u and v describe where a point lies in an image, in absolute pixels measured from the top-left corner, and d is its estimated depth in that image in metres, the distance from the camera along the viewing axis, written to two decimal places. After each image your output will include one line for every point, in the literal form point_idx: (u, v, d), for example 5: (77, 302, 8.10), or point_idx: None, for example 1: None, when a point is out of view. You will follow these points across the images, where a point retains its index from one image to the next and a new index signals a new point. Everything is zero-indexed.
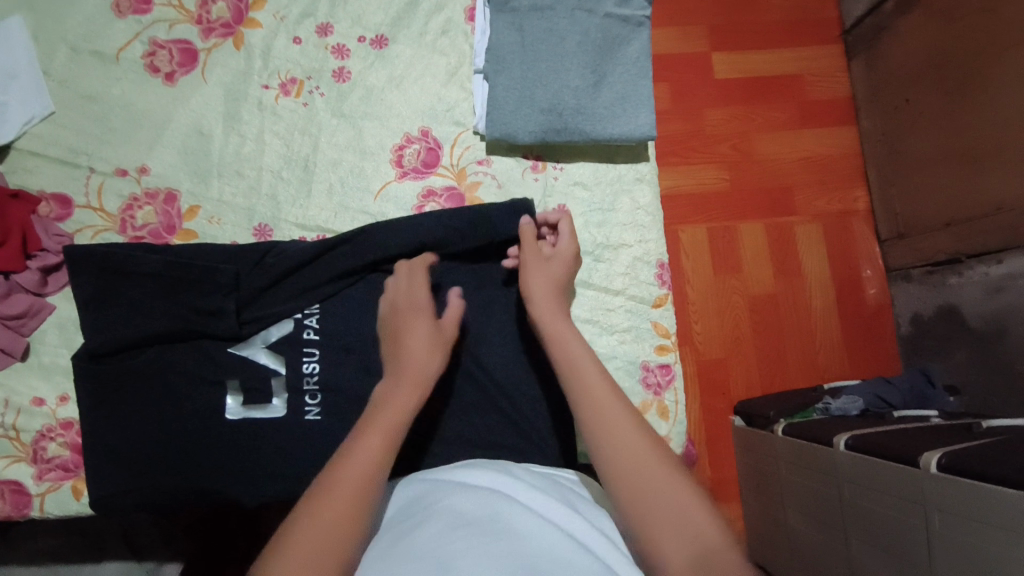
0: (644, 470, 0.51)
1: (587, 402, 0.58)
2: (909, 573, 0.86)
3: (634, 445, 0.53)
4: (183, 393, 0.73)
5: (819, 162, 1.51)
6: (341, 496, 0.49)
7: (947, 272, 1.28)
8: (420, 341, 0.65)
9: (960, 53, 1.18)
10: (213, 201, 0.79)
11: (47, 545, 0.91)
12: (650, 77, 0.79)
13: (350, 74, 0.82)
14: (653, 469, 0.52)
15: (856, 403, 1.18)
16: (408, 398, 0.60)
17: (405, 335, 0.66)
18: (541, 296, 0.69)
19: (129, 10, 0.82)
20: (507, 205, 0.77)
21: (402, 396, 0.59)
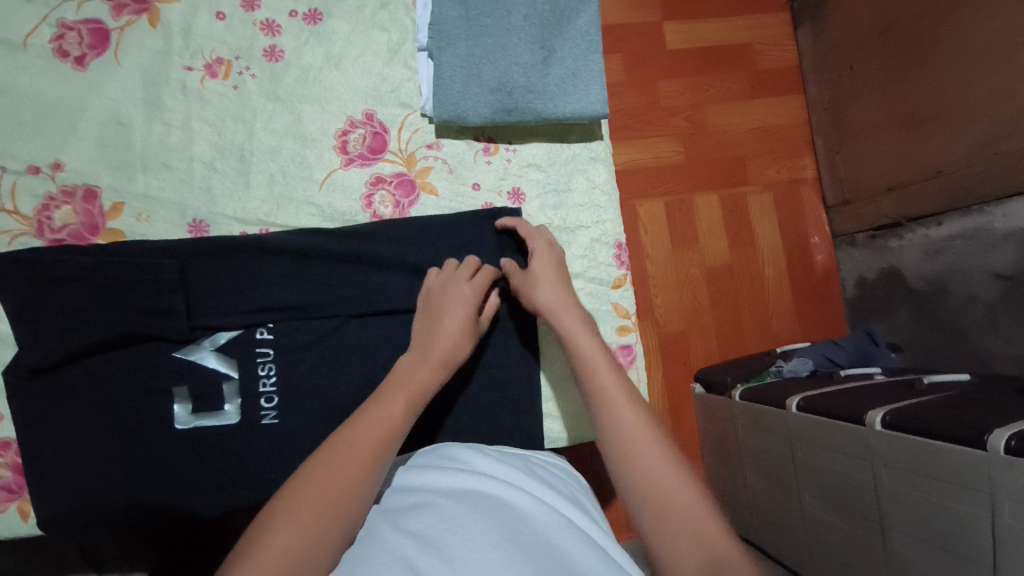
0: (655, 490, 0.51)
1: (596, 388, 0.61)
2: (861, 519, 0.92)
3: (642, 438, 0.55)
4: (123, 404, 0.69)
5: (769, 132, 1.53)
6: (346, 465, 0.53)
7: (888, 236, 1.34)
8: (451, 329, 0.68)
9: (895, 25, 1.22)
10: (139, 196, 0.73)
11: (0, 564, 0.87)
12: (600, 52, 0.77)
13: (283, 53, 0.77)
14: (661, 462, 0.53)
15: (805, 365, 1.26)
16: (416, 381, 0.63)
17: (432, 325, 0.68)
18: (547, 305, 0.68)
19: None
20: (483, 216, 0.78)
21: (393, 399, 0.60)
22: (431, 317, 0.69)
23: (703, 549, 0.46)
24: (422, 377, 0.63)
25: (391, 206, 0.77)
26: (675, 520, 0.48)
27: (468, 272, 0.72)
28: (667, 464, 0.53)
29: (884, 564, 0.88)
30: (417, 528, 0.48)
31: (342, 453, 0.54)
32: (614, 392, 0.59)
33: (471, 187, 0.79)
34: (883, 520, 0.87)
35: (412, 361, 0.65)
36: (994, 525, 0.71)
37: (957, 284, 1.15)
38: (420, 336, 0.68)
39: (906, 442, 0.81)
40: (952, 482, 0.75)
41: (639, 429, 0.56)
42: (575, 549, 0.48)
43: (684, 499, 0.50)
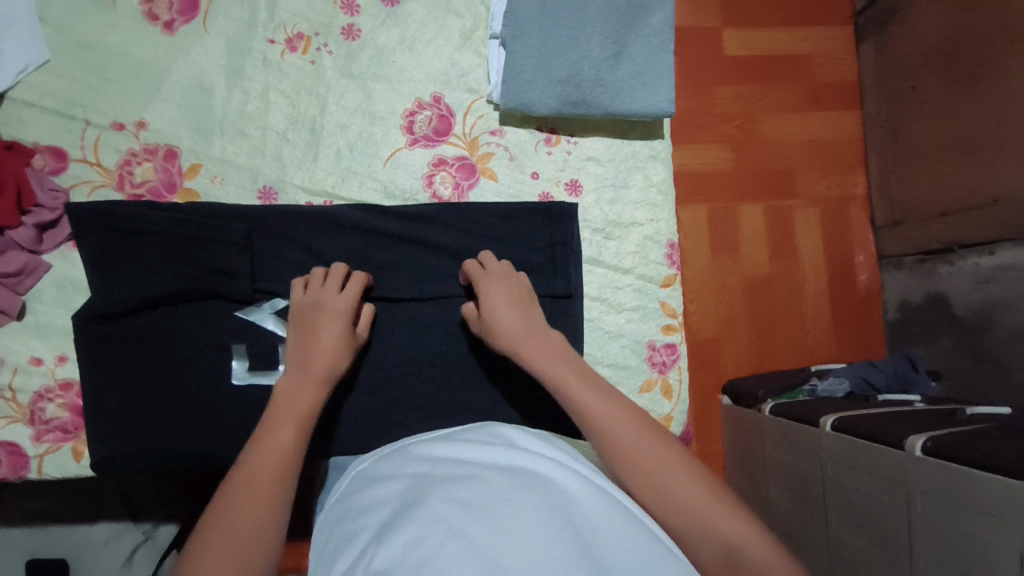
0: (659, 486, 0.53)
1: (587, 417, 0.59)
2: (887, 542, 0.91)
3: (654, 458, 0.54)
4: (184, 356, 0.72)
5: (823, 146, 1.51)
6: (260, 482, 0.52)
7: (938, 261, 1.31)
8: (329, 341, 0.65)
9: (964, 44, 1.18)
10: (215, 160, 0.76)
11: (41, 504, 0.90)
12: (671, 51, 0.77)
13: (359, 32, 0.79)
14: (679, 480, 0.53)
15: (842, 386, 1.24)
16: (303, 397, 0.60)
17: (314, 343, 0.65)
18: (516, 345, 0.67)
19: None
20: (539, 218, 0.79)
21: (280, 424, 0.57)
22: (308, 340, 0.65)
23: (714, 539, 0.49)
24: (303, 398, 0.60)
25: (451, 188, 0.79)
26: (681, 513, 0.51)
27: (335, 288, 0.69)
28: (685, 480, 0.53)
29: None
30: (457, 497, 0.51)
31: (234, 520, 0.49)
32: (602, 416, 0.58)
33: (530, 175, 0.80)
34: (910, 548, 0.86)
35: (293, 383, 0.61)
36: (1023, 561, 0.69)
37: (1005, 315, 1.12)
38: (294, 355, 0.64)
39: (943, 468, 0.79)
40: (990, 514, 0.74)
41: (631, 433, 0.56)
42: (613, 526, 0.49)
43: (689, 491, 0.52)
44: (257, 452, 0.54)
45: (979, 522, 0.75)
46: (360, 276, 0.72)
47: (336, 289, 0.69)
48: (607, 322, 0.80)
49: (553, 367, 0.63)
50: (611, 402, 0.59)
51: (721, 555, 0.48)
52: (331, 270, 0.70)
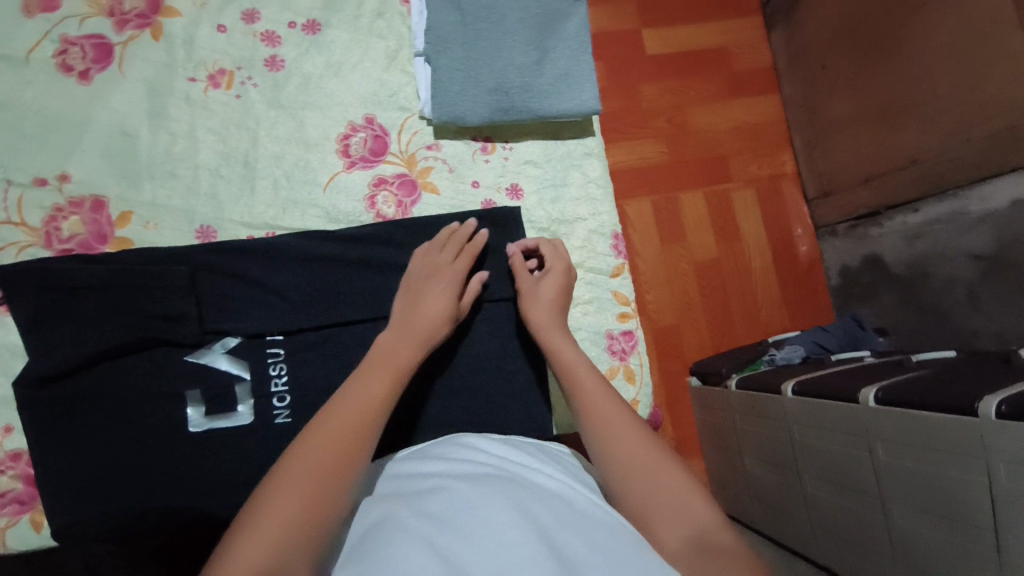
0: (644, 479, 0.56)
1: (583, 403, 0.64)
2: (861, 493, 0.95)
3: (637, 450, 0.58)
4: (137, 409, 0.69)
5: (749, 129, 1.59)
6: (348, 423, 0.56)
7: (868, 224, 1.39)
8: (433, 311, 0.69)
9: (864, 21, 1.28)
10: (147, 205, 0.74)
11: None
12: (591, 52, 0.80)
13: (283, 62, 0.79)
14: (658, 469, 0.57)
15: (797, 351, 1.30)
16: (406, 355, 0.65)
17: (422, 303, 0.70)
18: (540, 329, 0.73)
19: (38, 9, 0.75)
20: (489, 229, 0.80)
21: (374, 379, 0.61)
22: (410, 300, 0.71)
23: (688, 521, 0.53)
24: (404, 358, 0.65)
25: (394, 206, 0.80)
26: (660, 502, 0.54)
27: (450, 256, 0.74)
28: (662, 468, 0.57)
29: (889, 537, 0.91)
30: (437, 513, 0.51)
31: (311, 453, 0.53)
32: (600, 400, 0.64)
33: (471, 184, 0.82)
34: (883, 494, 0.90)
35: (394, 338, 0.67)
36: (991, 487, 0.74)
37: (936, 266, 1.20)
38: (400, 313, 0.70)
39: (899, 415, 0.84)
40: (948, 451, 0.78)
41: (619, 423, 0.61)
42: (595, 527, 0.52)
43: (669, 484, 0.55)
44: (323, 429, 0.55)
45: (939, 459, 0.80)
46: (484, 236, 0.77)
47: (452, 257, 0.74)
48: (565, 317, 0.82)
49: (563, 350, 0.70)
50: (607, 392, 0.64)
51: (693, 534, 0.52)
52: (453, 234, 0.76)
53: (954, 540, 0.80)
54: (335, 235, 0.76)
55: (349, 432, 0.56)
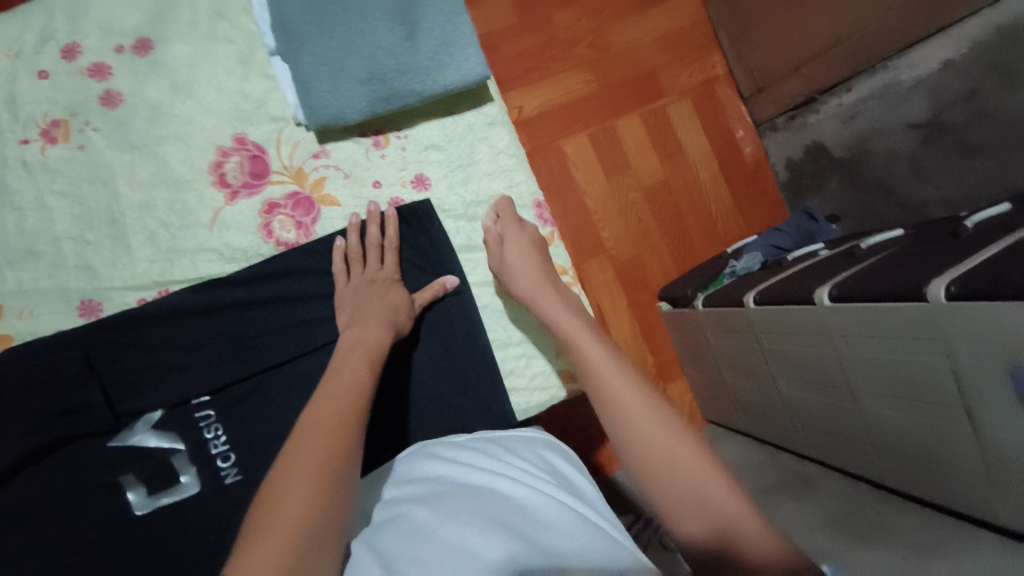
0: (661, 467, 0.52)
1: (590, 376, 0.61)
2: (835, 394, 0.96)
3: (654, 428, 0.54)
4: (70, 509, 0.63)
5: (671, 38, 1.50)
6: (334, 415, 0.53)
7: (806, 113, 1.35)
8: (375, 309, 0.67)
9: None
10: (16, 293, 0.66)
11: None
12: (465, 10, 0.72)
13: (121, 96, 0.69)
14: (676, 451, 0.52)
15: (755, 258, 1.29)
16: (357, 342, 0.63)
17: (370, 302, 0.67)
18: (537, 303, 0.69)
19: None
20: (405, 225, 0.75)
21: (351, 367, 0.59)
22: (358, 310, 0.67)
23: (693, 493, 0.49)
24: (348, 349, 0.63)
25: (294, 229, 0.72)
26: (666, 475, 0.51)
27: (377, 262, 0.71)
28: (679, 443, 0.53)
29: (862, 424, 0.94)
30: (415, 540, 0.47)
31: (303, 451, 0.50)
32: (605, 370, 0.60)
33: (372, 186, 0.75)
34: (853, 391, 0.92)
35: (352, 334, 0.64)
36: (953, 367, 0.74)
37: (878, 142, 1.16)
38: (344, 316, 0.68)
39: (857, 311, 0.83)
40: (918, 339, 0.77)
41: (632, 395, 0.57)
42: (586, 530, 0.49)
43: (688, 471, 0.51)
44: (303, 440, 0.51)
45: (908, 351, 0.79)
46: (396, 218, 0.73)
47: (380, 266, 0.71)
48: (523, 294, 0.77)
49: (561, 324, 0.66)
50: (615, 362, 0.61)
51: (697, 508, 0.49)
52: (352, 229, 0.71)
53: (921, 419, 0.82)
54: (235, 277, 0.69)
55: (333, 433, 0.52)
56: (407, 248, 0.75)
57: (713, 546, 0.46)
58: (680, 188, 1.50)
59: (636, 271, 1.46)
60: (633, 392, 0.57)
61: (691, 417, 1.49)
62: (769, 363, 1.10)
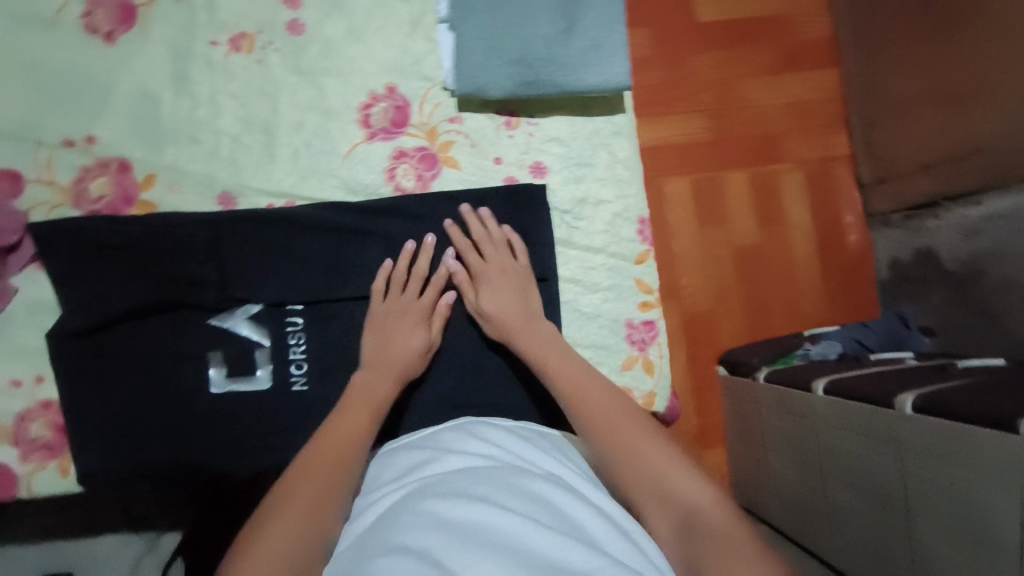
0: (630, 461, 0.58)
1: (566, 387, 0.67)
2: (886, 509, 0.91)
3: (625, 431, 0.60)
4: (163, 368, 0.72)
5: (801, 106, 1.48)
6: (343, 427, 0.64)
7: (925, 216, 1.28)
8: (405, 349, 0.71)
9: None
10: (168, 168, 0.73)
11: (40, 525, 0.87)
12: (624, 22, 0.75)
13: (305, 27, 0.77)
14: (643, 447, 0.59)
15: (834, 347, 1.26)
16: (379, 388, 0.69)
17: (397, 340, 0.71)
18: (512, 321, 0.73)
19: None
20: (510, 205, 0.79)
21: (371, 382, 0.69)
22: (382, 335, 0.72)
23: (674, 502, 0.53)
24: (376, 389, 0.69)
25: (414, 179, 0.77)
26: (648, 486, 0.56)
27: (416, 294, 0.74)
28: (651, 444, 0.59)
29: (909, 551, 0.88)
30: (446, 510, 0.49)
31: (315, 454, 0.60)
32: (581, 383, 0.66)
33: (493, 161, 0.79)
34: (913, 522, 0.85)
35: (370, 378, 0.69)
36: None
37: (997, 266, 1.10)
38: (369, 351, 0.71)
39: (933, 424, 0.79)
40: (999, 476, 0.71)
41: (607, 403, 0.64)
42: (618, 542, 0.49)
43: (657, 465, 0.57)
44: (318, 445, 0.61)
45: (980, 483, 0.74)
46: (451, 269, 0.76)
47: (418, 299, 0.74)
48: (602, 302, 0.79)
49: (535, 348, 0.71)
50: (589, 376, 0.67)
51: (681, 515, 0.52)
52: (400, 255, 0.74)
53: (980, 563, 0.76)
54: (354, 210, 0.75)
55: (340, 445, 0.61)
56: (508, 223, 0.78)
57: (697, 546, 0.49)
58: (773, 255, 1.46)
59: (708, 324, 1.44)
60: (619, 413, 0.63)
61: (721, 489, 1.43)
62: (823, 460, 1.05)
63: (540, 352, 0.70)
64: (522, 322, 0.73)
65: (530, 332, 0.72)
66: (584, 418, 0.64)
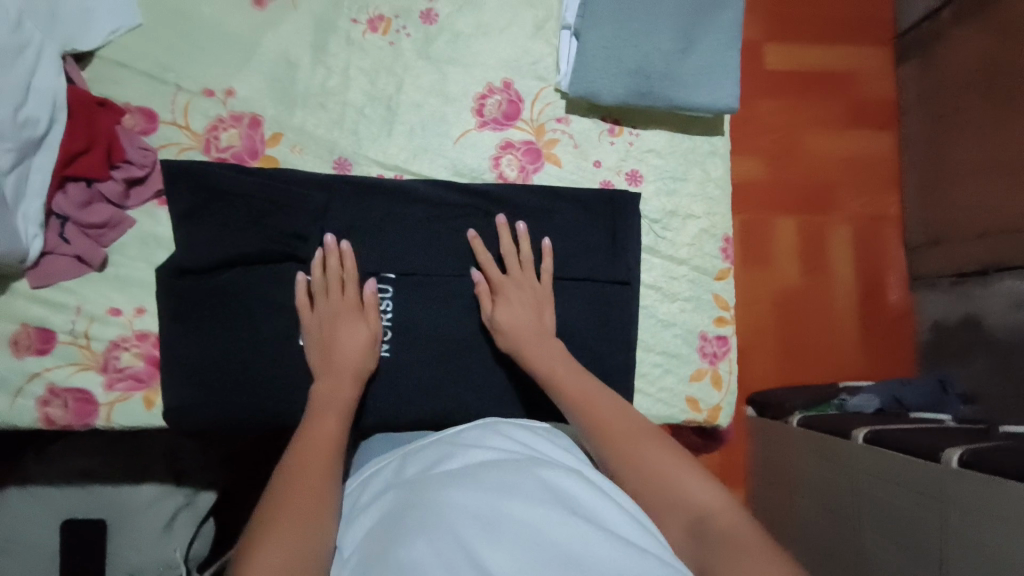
0: (633, 457, 0.56)
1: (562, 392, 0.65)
2: (920, 562, 0.90)
3: (629, 432, 0.58)
4: (256, 317, 0.74)
5: (861, 162, 1.52)
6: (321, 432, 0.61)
7: (974, 284, 1.31)
8: (349, 345, 0.70)
9: (1002, 67, 1.21)
10: (296, 129, 0.78)
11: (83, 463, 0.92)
12: (738, 50, 0.79)
13: (437, 17, 0.82)
14: (644, 445, 0.56)
15: (870, 402, 1.25)
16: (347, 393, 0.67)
17: (341, 339, 0.70)
18: (517, 331, 0.72)
19: None
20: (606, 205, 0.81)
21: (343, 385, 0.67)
22: (329, 336, 0.70)
23: (682, 509, 0.51)
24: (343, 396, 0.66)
25: (517, 170, 0.81)
26: (659, 493, 0.53)
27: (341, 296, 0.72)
28: (659, 447, 0.56)
29: None
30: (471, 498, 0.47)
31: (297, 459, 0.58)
32: (584, 388, 0.64)
33: (593, 163, 0.82)
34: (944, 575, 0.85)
35: (330, 386, 0.67)
36: None
37: None
38: (319, 357, 0.70)
39: (981, 479, 0.81)
40: None
41: (605, 405, 0.61)
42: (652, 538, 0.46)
43: (665, 463, 0.54)
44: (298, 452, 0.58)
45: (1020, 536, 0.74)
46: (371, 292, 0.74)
47: (343, 296, 0.72)
48: (678, 313, 0.81)
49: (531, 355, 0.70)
50: (583, 379, 0.65)
51: (690, 521, 0.50)
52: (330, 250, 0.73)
53: None
54: (456, 192, 0.79)
55: (322, 451, 0.59)
56: (600, 224, 0.80)
57: (710, 548, 0.47)
58: (818, 301, 1.48)
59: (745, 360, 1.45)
60: (618, 416, 0.60)
61: None
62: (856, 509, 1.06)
63: (545, 364, 0.68)
64: (524, 330, 0.72)
65: (533, 340, 0.71)
66: (588, 422, 0.61)
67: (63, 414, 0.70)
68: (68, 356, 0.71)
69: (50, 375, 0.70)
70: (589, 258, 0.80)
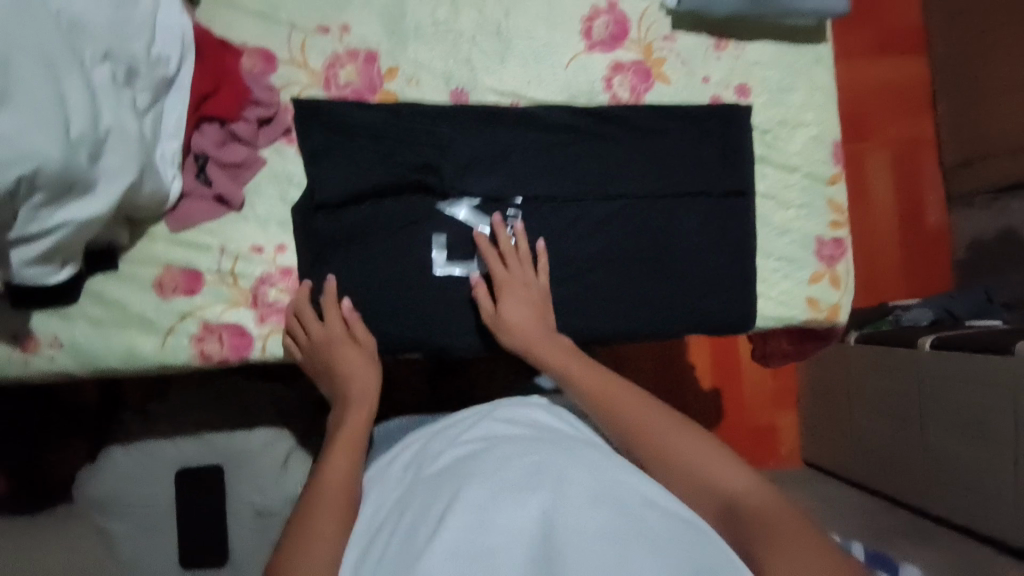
0: (660, 448, 0.59)
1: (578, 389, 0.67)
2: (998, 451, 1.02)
3: (654, 423, 0.61)
4: (392, 251, 0.75)
5: (899, 87, 1.53)
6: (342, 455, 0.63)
7: (1009, 198, 1.36)
8: (349, 372, 0.70)
9: None
10: (410, 62, 0.78)
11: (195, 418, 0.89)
12: None
13: None
14: (676, 438, 0.59)
15: (924, 314, 1.28)
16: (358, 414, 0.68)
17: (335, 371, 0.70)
18: (528, 334, 0.72)
19: None
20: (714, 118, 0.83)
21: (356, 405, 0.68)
22: (330, 366, 0.70)
23: (716, 493, 0.55)
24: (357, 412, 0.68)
25: (629, 91, 0.82)
26: (688, 479, 0.57)
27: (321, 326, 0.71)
28: (686, 438, 0.59)
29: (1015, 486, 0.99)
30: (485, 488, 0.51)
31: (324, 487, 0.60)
32: (598, 387, 0.66)
33: (702, 79, 0.83)
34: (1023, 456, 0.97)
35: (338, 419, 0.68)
36: None
37: None
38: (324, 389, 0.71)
39: None
40: None
41: (625, 398, 0.64)
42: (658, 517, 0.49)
43: (690, 449, 0.58)
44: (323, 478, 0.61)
45: None
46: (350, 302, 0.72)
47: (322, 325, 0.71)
48: (793, 220, 0.84)
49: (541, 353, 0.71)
50: (597, 371, 0.67)
51: (720, 509, 0.54)
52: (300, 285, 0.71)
53: None
54: (577, 115, 0.80)
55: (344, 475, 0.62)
56: (710, 137, 0.82)
57: (747, 531, 0.51)
58: (862, 225, 1.51)
59: None
60: (640, 408, 0.63)
61: (790, 453, 1.46)
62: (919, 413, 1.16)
63: (560, 362, 0.69)
64: (534, 332, 0.72)
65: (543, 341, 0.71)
66: (608, 417, 0.63)
67: (219, 348, 0.72)
68: (219, 295, 0.72)
69: (202, 313, 0.72)
70: (704, 172, 0.81)
